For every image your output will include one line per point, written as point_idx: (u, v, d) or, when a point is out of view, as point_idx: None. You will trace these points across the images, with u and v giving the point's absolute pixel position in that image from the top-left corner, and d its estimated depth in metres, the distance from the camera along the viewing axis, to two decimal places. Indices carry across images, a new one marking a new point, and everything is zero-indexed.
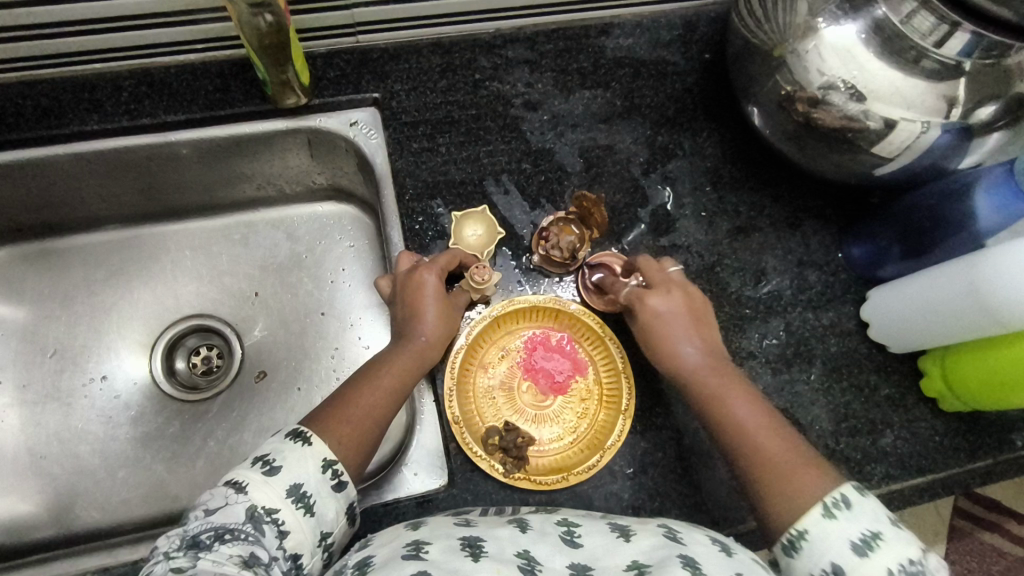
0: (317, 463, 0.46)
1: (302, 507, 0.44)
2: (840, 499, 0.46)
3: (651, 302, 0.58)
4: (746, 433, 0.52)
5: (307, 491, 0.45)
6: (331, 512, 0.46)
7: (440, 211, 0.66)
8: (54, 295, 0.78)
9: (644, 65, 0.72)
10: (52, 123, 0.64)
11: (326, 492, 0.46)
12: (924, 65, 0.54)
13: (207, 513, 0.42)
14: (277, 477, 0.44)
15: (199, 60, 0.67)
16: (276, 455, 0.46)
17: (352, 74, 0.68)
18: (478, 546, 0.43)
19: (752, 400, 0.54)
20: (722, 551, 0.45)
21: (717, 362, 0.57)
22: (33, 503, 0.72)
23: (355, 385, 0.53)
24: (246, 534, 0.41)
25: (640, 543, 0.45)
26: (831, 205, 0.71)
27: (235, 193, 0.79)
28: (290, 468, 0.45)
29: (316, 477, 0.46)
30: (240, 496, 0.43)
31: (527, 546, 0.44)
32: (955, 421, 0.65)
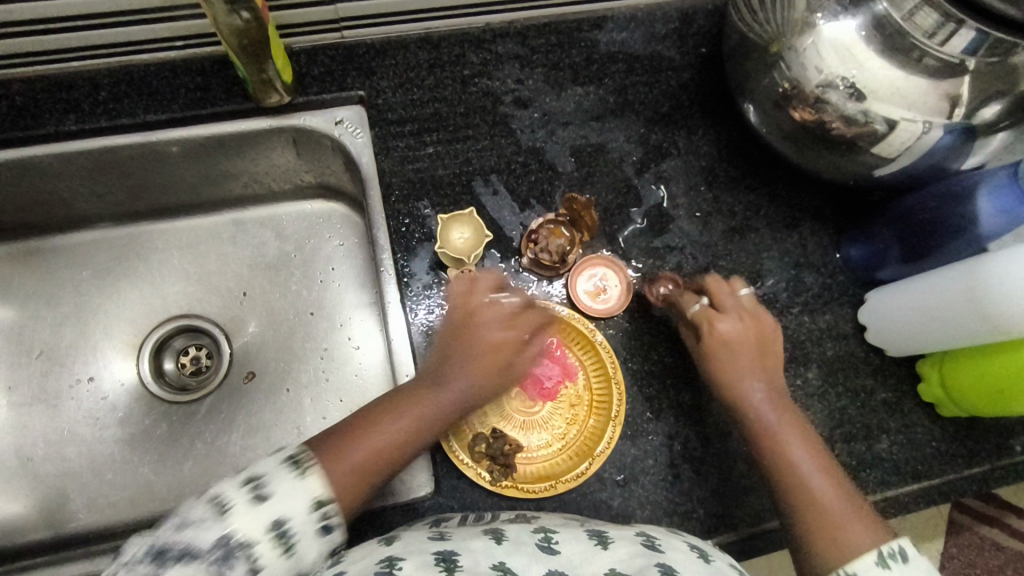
0: (306, 502, 0.45)
1: (281, 545, 0.43)
2: (897, 551, 0.47)
3: (721, 329, 0.57)
4: (798, 477, 0.51)
5: (289, 528, 0.44)
6: (313, 553, 0.44)
7: (427, 212, 0.64)
8: (39, 296, 0.77)
9: (638, 60, 0.70)
10: (29, 123, 0.63)
11: (310, 534, 0.45)
12: (926, 63, 0.52)
13: (183, 524, 0.42)
14: (263, 505, 0.44)
15: (180, 57, 0.65)
16: (267, 480, 0.45)
17: (338, 71, 0.66)
18: (453, 560, 0.42)
19: (808, 442, 0.53)
20: (700, 558, 0.45)
21: (779, 398, 0.56)
22: (21, 505, 0.72)
23: (376, 418, 0.51)
24: (211, 562, 0.41)
25: (617, 548, 0.45)
26: (829, 204, 0.69)
27: (222, 192, 0.77)
28: (278, 501, 0.44)
29: (302, 516, 0.44)
30: (222, 519, 0.42)
31: (502, 558, 0.43)
32: (953, 426, 0.64)
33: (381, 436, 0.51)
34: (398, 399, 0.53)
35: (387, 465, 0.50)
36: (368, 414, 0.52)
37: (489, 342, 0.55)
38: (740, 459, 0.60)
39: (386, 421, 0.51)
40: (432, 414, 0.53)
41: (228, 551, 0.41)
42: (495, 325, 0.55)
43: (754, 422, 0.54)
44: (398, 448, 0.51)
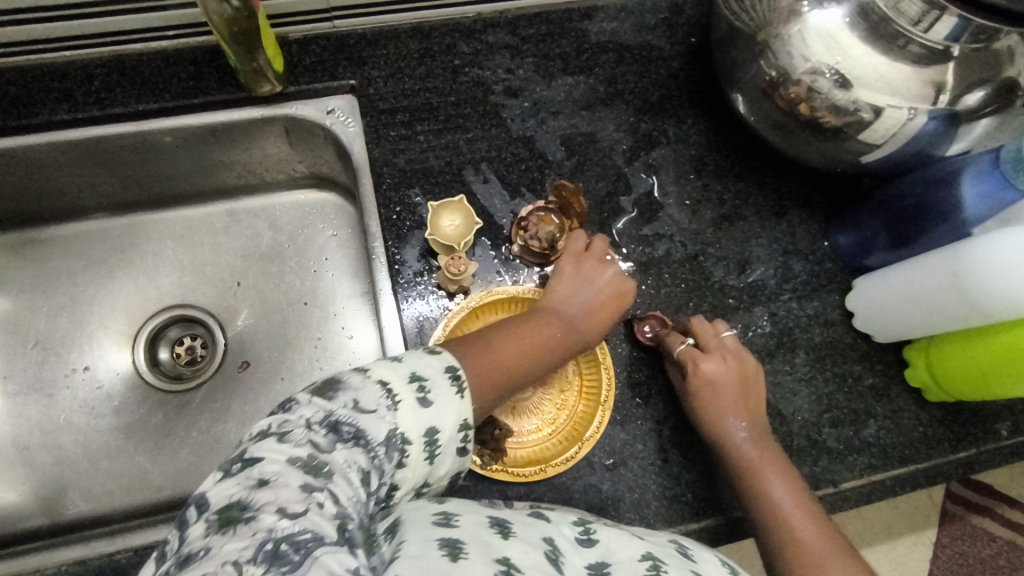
0: (460, 420, 0.45)
1: (427, 453, 0.44)
2: None
3: (705, 369, 0.58)
4: (778, 514, 0.54)
5: (439, 439, 0.44)
6: (444, 468, 0.45)
7: (417, 201, 0.64)
8: (35, 286, 0.77)
9: (628, 50, 0.70)
10: (21, 112, 0.63)
11: (450, 451, 0.45)
12: (911, 49, 0.53)
13: (354, 404, 0.42)
14: (426, 409, 0.44)
15: (172, 47, 0.65)
16: (431, 385, 0.45)
17: (329, 60, 0.66)
18: (506, 526, 0.44)
19: (790, 482, 0.56)
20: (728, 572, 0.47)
21: (760, 439, 0.58)
22: (18, 493, 0.72)
23: (515, 336, 0.55)
24: (373, 452, 0.41)
25: (654, 547, 0.47)
26: (817, 192, 0.70)
27: (216, 182, 0.78)
28: (440, 411, 0.44)
29: (452, 431, 0.45)
30: (392, 413, 0.42)
31: (550, 534, 0.44)
32: (939, 411, 0.65)
33: (509, 351, 0.53)
34: (526, 323, 0.56)
35: (512, 380, 0.53)
36: (506, 331, 0.55)
37: (597, 290, 0.60)
38: None
39: (515, 338, 0.54)
40: (550, 346, 0.56)
41: (390, 447, 0.41)
42: (602, 275, 0.61)
43: (736, 461, 0.57)
44: (522, 368, 0.53)
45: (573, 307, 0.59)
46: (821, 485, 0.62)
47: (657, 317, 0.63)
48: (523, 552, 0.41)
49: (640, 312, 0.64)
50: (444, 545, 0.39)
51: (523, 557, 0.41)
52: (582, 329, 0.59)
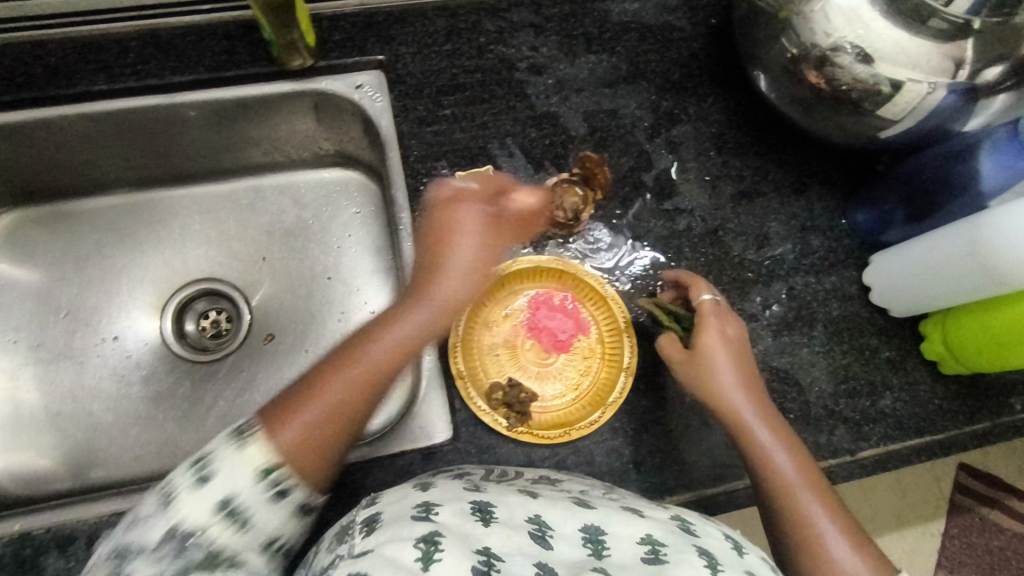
0: (250, 475, 0.44)
1: (233, 523, 0.43)
2: None
3: (707, 337, 0.57)
4: (783, 488, 0.51)
5: (240, 504, 0.43)
6: (275, 521, 0.44)
7: (445, 172, 0.67)
8: (66, 257, 0.79)
9: (650, 30, 0.72)
10: (62, 83, 0.64)
11: (264, 502, 0.44)
12: (933, 25, 0.54)
13: (132, 526, 0.42)
14: (210, 487, 0.43)
15: (206, 21, 0.67)
16: (210, 460, 0.44)
17: (358, 37, 0.68)
18: (488, 511, 0.44)
19: (795, 453, 0.53)
20: (733, 549, 0.46)
21: (763, 409, 0.55)
22: (48, 457, 0.74)
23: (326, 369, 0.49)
24: (166, 555, 0.41)
25: (654, 526, 0.46)
26: (836, 169, 0.71)
27: (242, 158, 0.79)
28: (222, 478, 0.43)
29: (251, 488, 0.44)
30: (170, 510, 0.42)
31: (537, 510, 0.45)
32: (955, 384, 0.66)
33: (348, 385, 0.49)
34: (350, 342, 0.51)
35: (348, 411, 0.48)
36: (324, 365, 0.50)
37: (479, 268, 0.55)
38: None
39: (349, 368, 0.49)
40: (388, 351, 0.50)
41: (182, 542, 0.41)
42: (480, 247, 0.54)
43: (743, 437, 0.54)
44: (378, 394, 0.50)
45: (447, 290, 0.53)
46: (838, 453, 0.63)
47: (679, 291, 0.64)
48: (504, 539, 0.41)
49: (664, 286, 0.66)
50: (419, 542, 0.40)
51: (505, 544, 0.41)
52: (449, 310, 0.53)
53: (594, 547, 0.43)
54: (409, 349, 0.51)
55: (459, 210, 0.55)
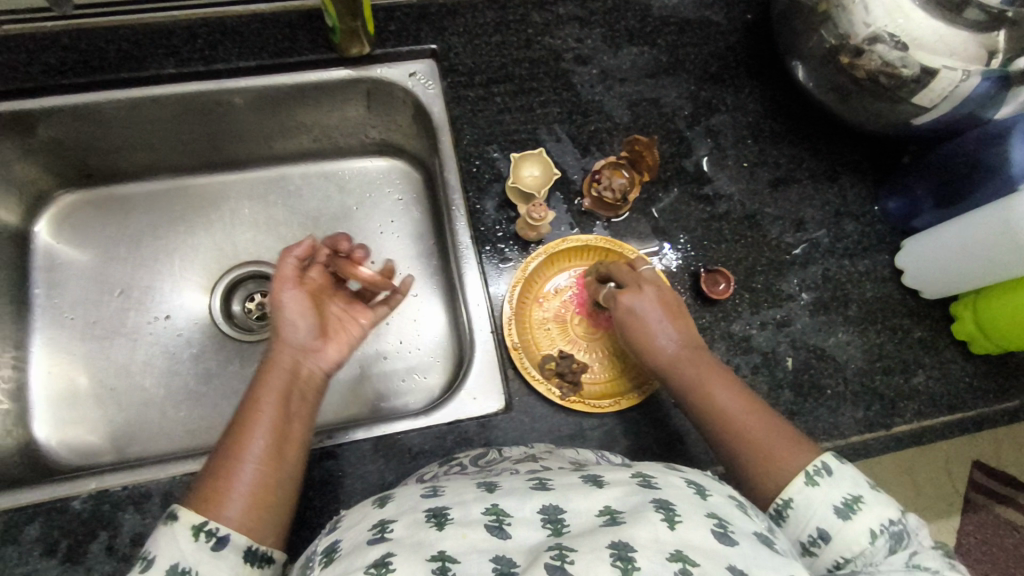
0: (187, 535, 0.42)
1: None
2: (822, 467, 0.48)
3: (626, 299, 0.60)
4: (727, 421, 0.53)
5: (186, 566, 0.41)
6: (227, 571, 0.42)
7: (497, 155, 0.69)
8: (122, 239, 0.81)
9: (688, 24, 0.75)
10: (134, 66, 0.68)
11: (209, 558, 0.42)
12: (967, 15, 0.57)
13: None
14: (151, 567, 0.41)
15: (270, 10, 0.71)
16: (151, 549, 0.42)
17: (412, 27, 0.71)
18: (443, 514, 0.40)
19: (731, 385, 0.55)
20: (696, 493, 0.42)
21: (690, 347, 0.58)
22: (103, 431, 0.75)
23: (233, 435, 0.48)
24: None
25: (614, 489, 0.42)
26: (867, 158, 0.74)
27: (292, 144, 0.82)
28: (163, 553, 0.42)
29: (190, 548, 0.42)
30: None
31: (494, 501, 0.41)
32: (984, 364, 0.68)
33: (264, 440, 0.48)
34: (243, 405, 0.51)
35: (277, 452, 0.48)
36: (227, 437, 0.49)
37: (313, 312, 0.56)
38: (785, 386, 0.66)
39: (257, 421, 0.48)
40: (284, 390, 0.51)
41: None
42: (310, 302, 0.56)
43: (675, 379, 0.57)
44: (293, 435, 0.50)
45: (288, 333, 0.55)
46: (874, 428, 0.66)
47: (722, 272, 0.67)
48: (460, 538, 0.38)
49: (705, 267, 0.68)
50: (370, 567, 0.36)
51: (462, 544, 0.38)
52: (303, 350, 0.55)
53: (556, 528, 0.39)
54: (295, 385, 0.53)
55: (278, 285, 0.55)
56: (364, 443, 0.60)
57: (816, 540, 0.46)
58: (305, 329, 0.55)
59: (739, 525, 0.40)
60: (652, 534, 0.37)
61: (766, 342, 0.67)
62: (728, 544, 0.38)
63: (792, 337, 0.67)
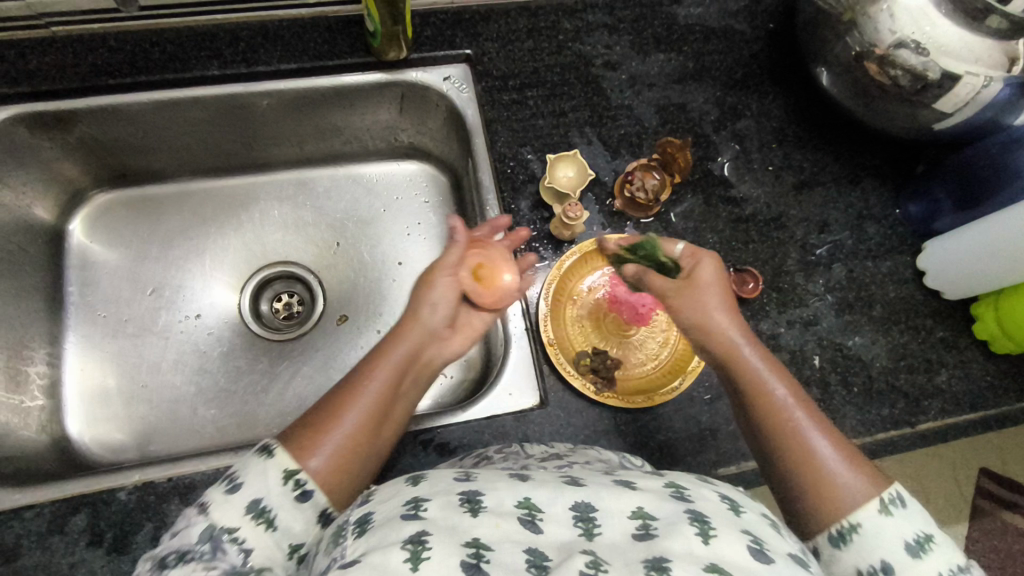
0: (278, 475, 0.43)
1: (262, 523, 0.41)
2: (897, 498, 0.44)
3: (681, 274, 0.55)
4: (785, 420, 0.48)
5: (267, 505, 0.42)
6: (301, 523, 0.43)
7: (530, 157, 0.71)
8: (154, 239, 0.82)
9: (714, 32, 0.77)
10: (177, 67, 0.70)
11: (290, 504, 0.43)
12: (990, 23, 0.59)
13: (171, 536, 0.41)
14: (238, 493, 0.42)
15: (309, 15, 0.73)
16: (241, 471, 0.43)
17: (447, 32, 0.73)
18: (477, 500, 0.39)
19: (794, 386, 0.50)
20: (730, 509, 0.41)
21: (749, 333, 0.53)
22: (134, 429, 0.75)
23: (345, 392, 0.49)
24: (201, 556, 0.39)
25: (646, 494, 0.41)
26: (887, 163, 0.76)
27: (323, 146, 0.83)
28: (252, 482, 0.42)
29: (277, 490, 0.42)
30: (200, 517, 0.41)
31: (527, 493, 0.40)
32: (1004, 363, 0.70)
33: (370, 407, 0.48)
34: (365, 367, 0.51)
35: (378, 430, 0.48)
36: (339, 390, 0.49)
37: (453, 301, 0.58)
38: (813, 383, 0.67)
39: (366, 386, 0.49)
40: (405, 371, 0.52)
41: (213, 544, 0.40)
42: (456, 292, 0.58)
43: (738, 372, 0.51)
44: (393, 415, 0.51)
45: (428, 317, 0.56)
46: (899, 425, 0.67)
47: (751, 272, 0.69)
48: (494, 527, 0.37)
49: (734, 267, 0.70)
50: (406, 543, 0.35)
51: (495, 533, 0.37)
52: (435, 336, 0.57)
53: (587, 528, 0.38)
54: (413, 369, 0.54)
55: (437, 267, 0.58)
56: (405, 436, 0.61)
57: (876, 572, 0.42)
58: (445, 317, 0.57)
59: (774, 544, 0.39)
60: (687, 545, 0.36)
61: (794, 340, 0.68)
62: (763, 562, 0.37)
63: (819, 336, 0.69)
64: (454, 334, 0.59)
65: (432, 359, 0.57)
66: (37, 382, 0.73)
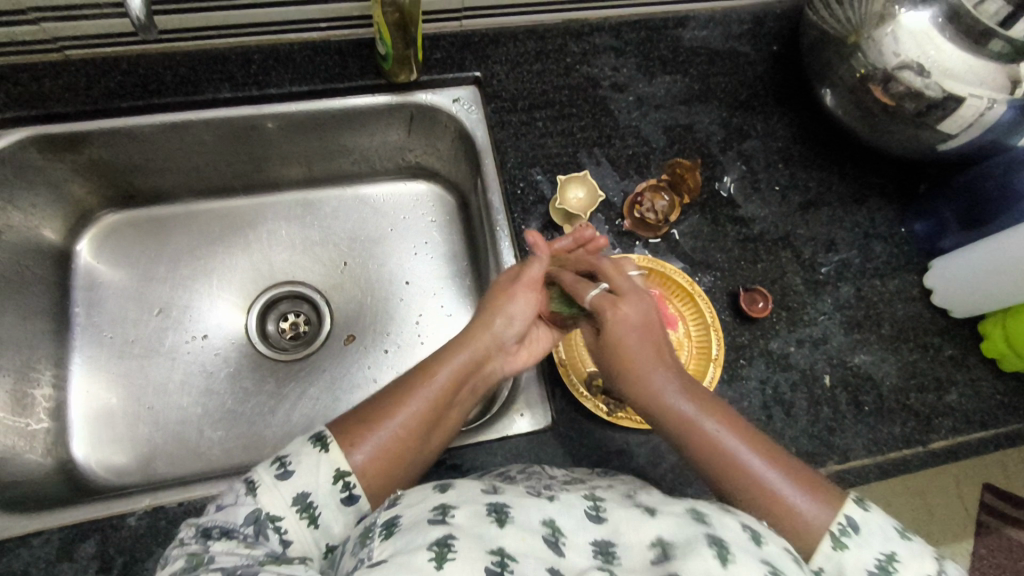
0: (329, 472, 0.47)
1: (306, 517, 0.45)
2: (847, 525, 0.45)
3: (621, 311, 0.55)
4: (732, 464, 0.48)
5: (313, 500, 0.46)
6: (339, 525, 0.46)
7: (539, 178, 0.72)
8: (161, 259, 0.81)
9: (718, 55, 0.78)
10: (190, 90, 0.71)
11: (333, 504, 0.46)
12: (992, 47, 0.60)
13: (217, 510, 0.45)
14: (287, 481, 0.46)
15: (320, 38, 0.74)
16: (294, 457, 0.47)
17: (456, 55, 0.74)
18: (504, 511, 0.40)
19: (736, 426, 0.50)
20: (751, 540, 0.40)
21: (686, 380, 0.53)
22: (140, 451, 0.74)
23: (403, 388, 0.53)
24: (245, 537, 0.43)
25: (665, 520, 0.41)
26: (891, 183, 0.77)
27: (331, 167, 0.83)
28: (302, 474, 0.46)
29: (324, 487, 0.46)
30: (250, 498, 0.45)
31: (553, 514, 0.41)
32: (1012, 381, 0.70)
33: (424, 414, 0.52)
34: (429, 368, 0.55)
35: (422, 441, 0.51)
36: (398, 385, 0.53)
37: (524, 318, 0.60)
38: (824, 403, 0.67)
39: (426, 390, 0.53)
40: (465, 381, 0.56)
41: (259, 526, 0.43)
42: (532, 308, 0.61)
43: (678, 425, 0.51)
44: (445, 423, 0.54)
45: (496, 332, 0.59)
46: (911, 443, 0.67)
47: (761, 292, 0.69)
48: (519, 540, 0.38)
49: (743, 286, 0.70)
50: (432, 545, 0.37)
51: (520, 545, 0.38)
52: (499, 352, 0.59)
53: (606, 560, 0.40)
54: (474, 379, 0.57)
55: (518, 283, 0.61)
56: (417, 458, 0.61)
57: None
58: (516, 333, 0.60)
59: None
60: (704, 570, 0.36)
61: (804, 359, 0.69)
62: None
63: (829, 354, 0.69)
64: (521, 350, 0.62)
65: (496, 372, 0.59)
66: (43, 404, 0.72)
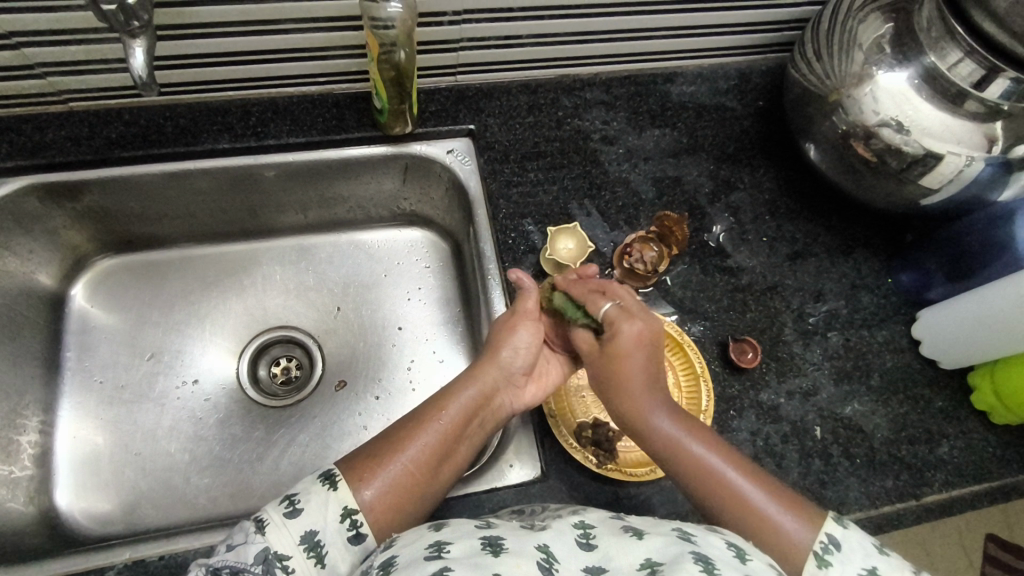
0: (336, 512, 0.47)
1: (313, 557, 0.45)
2: (829, 544, 0.47)
3: (621, 331, 0.58)
4: (712, 478, 0.51)
5: (321, 539, 0.46)
6: (345, 565, 0.46)
7: (531, 229, 0.73)
8: (155, 303, 0.82)
9: (706, 109, 0.81)
10: (189, 141, 0.73)
11: (340, 543, 0.47)
12: (967, 107, 0.61)
13: (226, 549, 0.45)
14: (296, 520, 0.46)
15: (318, 92, 0.76)
16: (302, 496, 0.47)
17: (451, 108, 0.77)
18: (499, 543, 0.41)
19: (723, 450, 0.52)
20: (736, 556, 0.41)
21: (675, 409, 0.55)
22: (122, 499, 0.73)
23: (411, 420, 0.55)
24: None
25: (651, 540, 0.41)
26: (877, 235, 0.78)
27: (326, 214, 0.84)
28: (311, 512, 0.47)
29: (333, 526, 0.47)
30: (258, 536, 0.45)
31: (546, 543, 0.42)
32: (1004, 433, 0.70)
33: (431, 444, 0.53)
34: (436, 400, 0.57)
35: (430, 473, 0.52)
36: (406, 419, 0.55)
37: (529, 350, 0.62)
38: (815, 455, 0.67)
39: (435, 421, 0.55)
40: (474, 414, 0.57)
41: (267, 566, 0.44)
42: (536, 337, 0.63)
43: (667, 449, 0.53)
44: (458, 456, 0.56)
45: (502, 365, 0.61)
46: (904, 497, 0.66)
47: (750, 342, 0.69)
48: (514, 566, 0.38)
49: (733, 336, 0.71)
50: None
51: (516, 571, 0.38)
52: (506, 384, 0.61)
53: None
54: (483, 412, 0.59)
55: (518, 316, 0.63)
56: None
57: None
58: (522, 366, 0.62)
59: None
60: None
61: (794, 411, 0.68)
62: None
63: (819, 407, 0.69)
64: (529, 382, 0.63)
65: (504, 404, 0.61)
66: (28, 451, 0.72)
